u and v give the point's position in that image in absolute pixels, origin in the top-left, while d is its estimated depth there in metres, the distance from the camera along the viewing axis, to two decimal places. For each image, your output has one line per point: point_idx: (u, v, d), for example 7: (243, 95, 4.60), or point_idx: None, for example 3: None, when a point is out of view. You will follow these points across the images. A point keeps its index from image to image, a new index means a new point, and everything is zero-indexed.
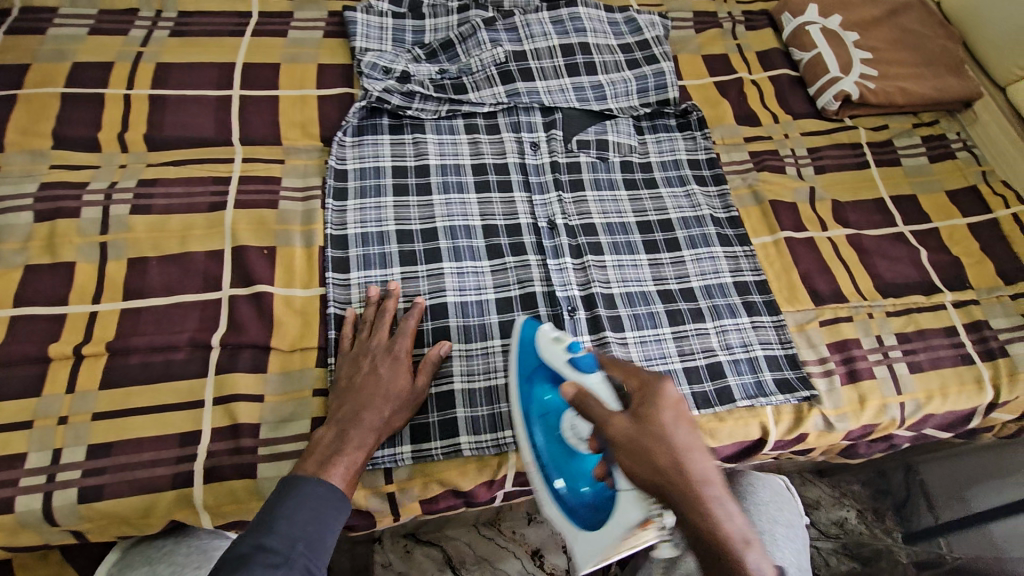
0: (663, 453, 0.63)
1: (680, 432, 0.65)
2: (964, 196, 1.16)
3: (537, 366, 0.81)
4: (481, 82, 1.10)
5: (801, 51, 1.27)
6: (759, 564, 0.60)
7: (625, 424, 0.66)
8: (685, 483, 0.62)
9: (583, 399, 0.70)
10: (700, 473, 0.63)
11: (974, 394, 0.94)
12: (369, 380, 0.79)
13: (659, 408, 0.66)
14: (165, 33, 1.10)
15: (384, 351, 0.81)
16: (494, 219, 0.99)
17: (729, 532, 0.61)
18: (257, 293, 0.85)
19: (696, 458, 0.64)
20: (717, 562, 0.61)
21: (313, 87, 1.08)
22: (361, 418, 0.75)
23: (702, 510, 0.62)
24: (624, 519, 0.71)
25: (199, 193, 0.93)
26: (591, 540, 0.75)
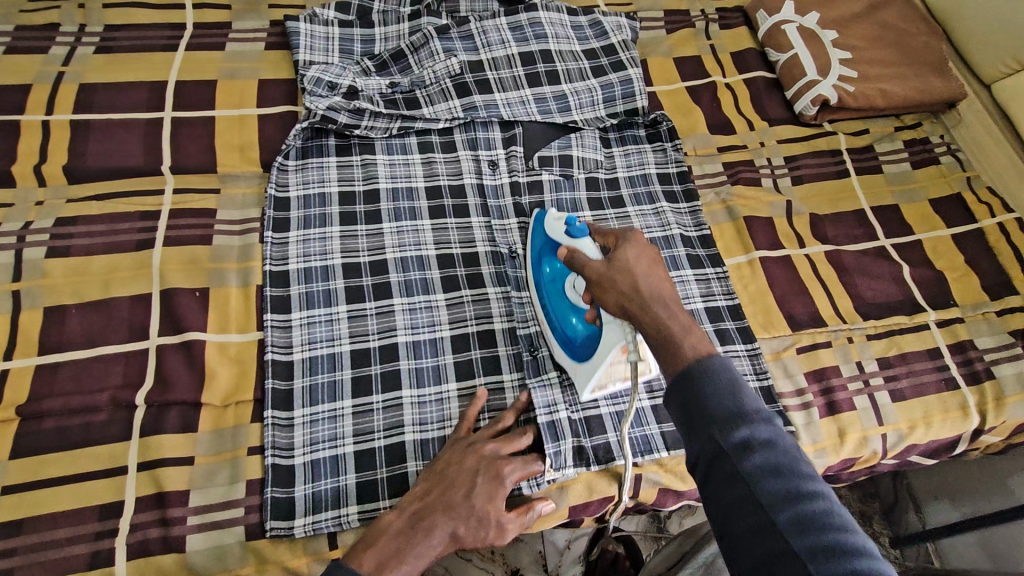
0: (624, 279, 0.65)
1: (640, 265, 0.66)
2: (948, 204, 1.10)
3: (544, 243, 0.85)
4: (435, 96, 1.03)
5: (776, 52, 1.20)
6: (699, 349, 0.57)
7: (594, 267, 0.68)
8: (640, 299, 0.63)
9: (571, 256, 0.71)
10: (655, 291, 0.63)
11: (959, 421, 0.89)
12: (465, 487, 0.69)
13: (627, 249, 0.68)
14: (90, 49, 1.01)
15: (495, 462, 0.71)
16: (449, 247, 0.93)
17: (676, 325, 0.60)
18: (187, 342, 0.78)
19: (656, 282, 0.64)
20: (660, 353, 0.60)
21: (252, 105, 1.00)
22: (436, 524, 0.66)
23: (654, 315, 0.62)
24: (604, 348, 0.71)
25: (124, 230, 0.86)
26: (582, 374, 0.76)
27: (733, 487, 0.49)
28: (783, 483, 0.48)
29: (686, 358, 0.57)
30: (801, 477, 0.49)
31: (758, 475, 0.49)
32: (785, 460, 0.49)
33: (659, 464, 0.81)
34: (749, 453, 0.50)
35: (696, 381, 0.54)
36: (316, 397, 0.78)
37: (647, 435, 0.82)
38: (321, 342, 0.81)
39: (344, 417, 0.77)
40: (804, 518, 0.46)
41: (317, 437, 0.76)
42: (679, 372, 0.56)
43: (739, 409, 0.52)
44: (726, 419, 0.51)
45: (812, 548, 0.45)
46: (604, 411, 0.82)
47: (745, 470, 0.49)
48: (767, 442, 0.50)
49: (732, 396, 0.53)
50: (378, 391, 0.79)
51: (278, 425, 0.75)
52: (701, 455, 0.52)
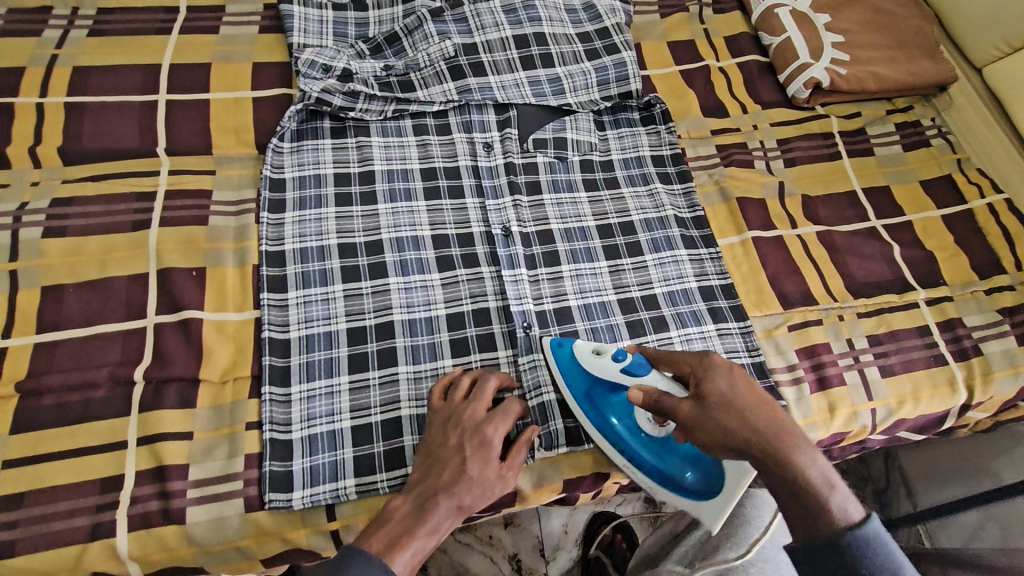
0: (728, 415, 0.64)
1: (742, 398, 0.64)
2: (939, 185, 1.11)
3: (585, 382, 0.79)
4: (429, 79, 1.03)
5: (769, 35, 1.21)
6: (846, 507, 0.59)
7: (689, 409, 0.66)
8: (766, 440, 0.62)
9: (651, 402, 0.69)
10: (771, 422, 0.63)
11: (947, 396, 0.91)
12: (459, 461, 0.68)
13: (720, 379, 0.66)
14: (83, 33, 1.01)
15: (478, 426, 0.70)
16: (444, 228, 0.93)
17: (819, 477, 0.60)
18: (184, 320, 0.79)
19: (768, 415, 0.63)
20: (800, 509, 0.60)
21: (247, 88, 1.00)
22: (438, 503, 0.66)
23: (794, 464, 0.60)
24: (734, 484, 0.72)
25: (120, 211, 0.86)
26: (710, 509, 0.74)
27: None
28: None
29: (837, 524, 0.58)
30: None
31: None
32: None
33: None
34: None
35: (853, 554, 0.56)
36: (313, 373, 0.79)
37: None
38: (318, 321, 0.82)
39: (341, 393, 0.78)
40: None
41: (315, 412, 0.77)
42: (831, 541, 0.58)
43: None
44: None
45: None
46: None
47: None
48: None
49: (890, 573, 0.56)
50: (375, 367, 0.80)
51: (276, 401, 0.76)
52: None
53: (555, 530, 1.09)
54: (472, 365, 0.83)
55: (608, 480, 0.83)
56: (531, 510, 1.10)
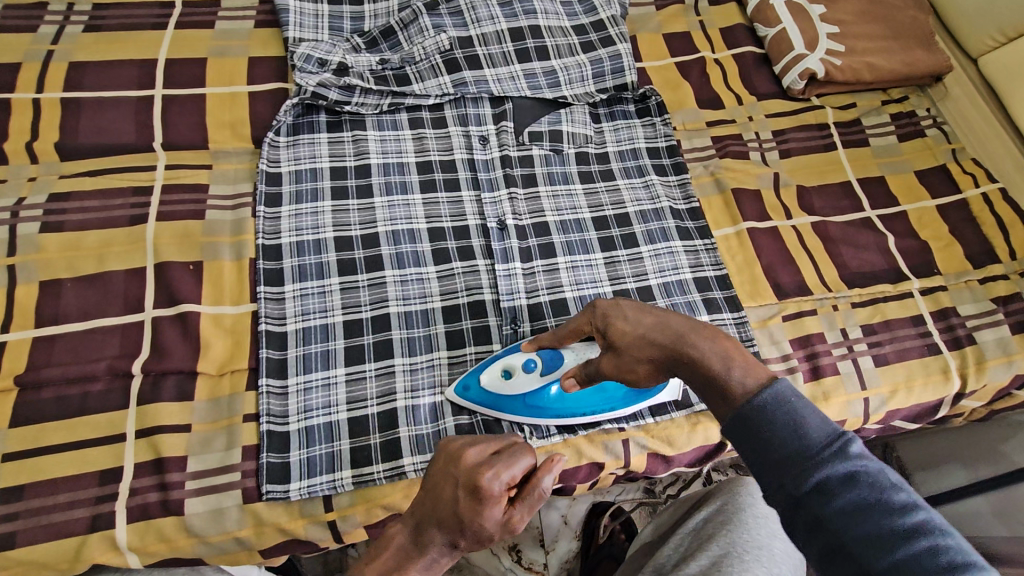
0: (636, 346, 0.61)
1: (642, 326, 0.61)
2: (934, 176, 1.11)
3: (520, 402, 0.79)
4: (425, 72, 1.04)
5: (765, 27, 1.21)
6: (748, 379, 0.51)
7: (610, 361, 0.66)
8: (670, 349, 0.57)
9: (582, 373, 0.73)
10: (665, 334, 0.58)
11: (940, 385, 0.91)
12: (451, 506, 0.55)
13: (618, 318, 0.64)
14: (79, 28, 1.01)
15: (475, 471, 0.55)
16: (440, 221, 0.94)
17: (718, 358, 0.53)
18: (182, 313, 0.79)
19: (664, 326, 0.59)
20: (709, 398, 0.53)
21: (243, 83, 1.00)
22: (432, 539, 0.56)
23: (694, 360, 0.55)
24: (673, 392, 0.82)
25: (117, 206, 0.86)
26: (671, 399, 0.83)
27: (819, 539, 0.43)
28: (876, 523, 0.42)
29: (735, 398, 0.50)
30: (893, 514, 0.42)
31: (844, 518, 0.43)
32: (870, 496, 0.43)
33: (645, 429, 0.83)
34: (828, 496, 0.43)
35: (752, 423, 0.48)
36: (310, 365, 0.79)
37: None
38: (314, 314, 0.83)
39: (338, 384, 0.79)
40: (904, 562, 0.41)
41: (312, 404, 0.77)
42: (732, 418, 0.49)
43: (808, 447, 0.45)
44: (799, 462, 0.45)
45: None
46: None
47: (830, 516, 0.43)
48: (848, 478, 0.44)
49: (795, 432, 0.46)
50: (371, 360, 0.81)
51: (273, 393, 0.77)
52: (775, 502, 0.46)
53: (556, 521, 1.10)
54: (467, 356, 0.84)
55: (604, 468, 0.83)
56: (531, 501, 1.11)
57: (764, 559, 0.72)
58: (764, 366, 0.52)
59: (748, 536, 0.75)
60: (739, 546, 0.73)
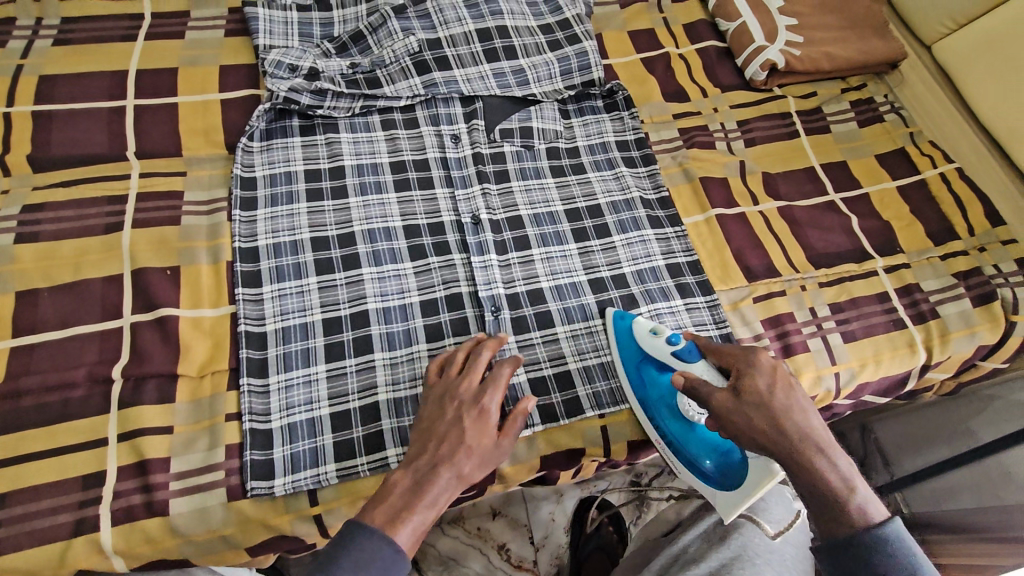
0: (760, 414, 0.68)
1: (777, 400, 0.68)
2: (893, 158, 1.15)
3: (637, 356, 0.85)
4: (396, 75, 1.06)
5: (726, 21, 1.25)
6: (868, 510, 0.62)
7: (722, 397, 0.71)
8: (791, 443, 0.66)
9: (693, 385, 0.73)
10: (800, 426, 0.66)
11: (906, 357, 0.95)
12: (456, 430, 0.69)
13: (758, 379, 0.70)
14: (48, 42, 1.02)
15: (475, 396, 0.71)
16: (415, 218, 0.95)
17: (839, 481, 0.64)
18: (160, 318, 0.80)
19: (797, 418, 0.67)
20: (826, 513, 0.63)
21: (215, 91, 1.02)
22: (439, 473, 0.67)
23: (810, 465, 0.65)
24: (756, 479, 0.74)
25: (92, 215, 0.87)
26: (727, 500, 0.79)
27: None
28: None
29: (854, 523, 0.61)
30: None
31: None
32: None
33: (623, 414, 0.86)
34: None
35: (871, 557, 0.59)
36: (290, 363, 0.80)
37: (613, 388, 0.87)
38: (293, 313, 0.84)
39: (319, 381, 0.80)
40: None
41: (293, 402, 0.78)
42: (846, 540, 0.61)
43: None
44: None
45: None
46: (564, 346, 0.89)
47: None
48: None
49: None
50: (351, 356, 0.82)
51: (254, 392, 0.78)
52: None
53: (545, 517, 1.11)
54: (446, 348, 0.85)
55: (586, 456, 0.85)
56: (518, 499, 1.12)
57: (773, 561, 0.77)
58: (878, 505, 0.63)
59: (760, 540, 0.80)
60: (752, 550, 0.78)
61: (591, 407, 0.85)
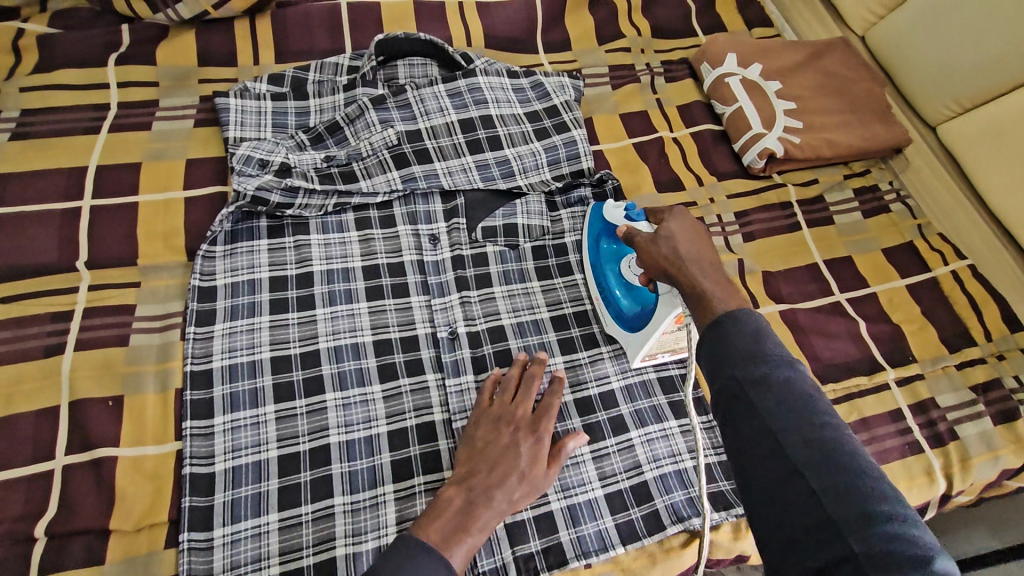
0: (664, 243, 0.72)
1: (679, 234, 0.73)
2: (901, 253, 1.09)
3: (602, 226, 0.94)
4: (372, 168, 0.99)
5: (721, 104, 1.20)
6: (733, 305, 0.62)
7: (643, 235, 0.74)
8: (681, 262, 0.69)
9: (630, 233, 0.76)
10: (695, 253, 0.70)
11: (925, 487, 0.86)
12: (513, 454, 0.73)
13: (671, 222, 0.74)
14: (5, 136, 0.96)
15: (531, 424, 0.76)
16: (387, 331, 0.88)
17: (714, 286, 0.66)
18: (97, 460, 0.73)
19: (694, 250, 0.71)
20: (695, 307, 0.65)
21: (179, 188, 0.96)
22: (492, 496, 0.69)
23: (689, 275, 0.68)
24: (662, 312, 0.81)
25: (32, 336, 0.80)
26: (634, 343, 0.86)
27: (747, 420, 0.52)
28: (796, 418, 0.51)
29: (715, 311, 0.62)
30: (816, 412, 0.51)
31: (773, 408, 0.52)
32: (800, 395, 0.52)
33: (614, 561, 0.78)
34: (766, 388, 0.53)
35: (720, 325, 0.58)
36: (239, 513, 0.72)
37: (601, 530, 0.78)
38: (246, 449, 0.76)
39: (270, 533, 0.72)
40: (816, 448, 0.49)
41: (240, 559, 0.70)
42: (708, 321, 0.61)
43: (760, 350, 0.55)
44: (749, 358, 0.55)
45: (824, 468, 0.48)
46: None
47: (763, 402, 0.52)
48: (784, 379, 0.53)
49: (756, 336, 0.56)
50: (307, 501, 0.74)
51: (196, 549, 0.70)
52: (721, 391, 0.55)
53: None
54: (415, 490, 0.77)
55: None
56: None
57: None
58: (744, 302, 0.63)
59: None
60: None
61: (576, 555, 0.77)
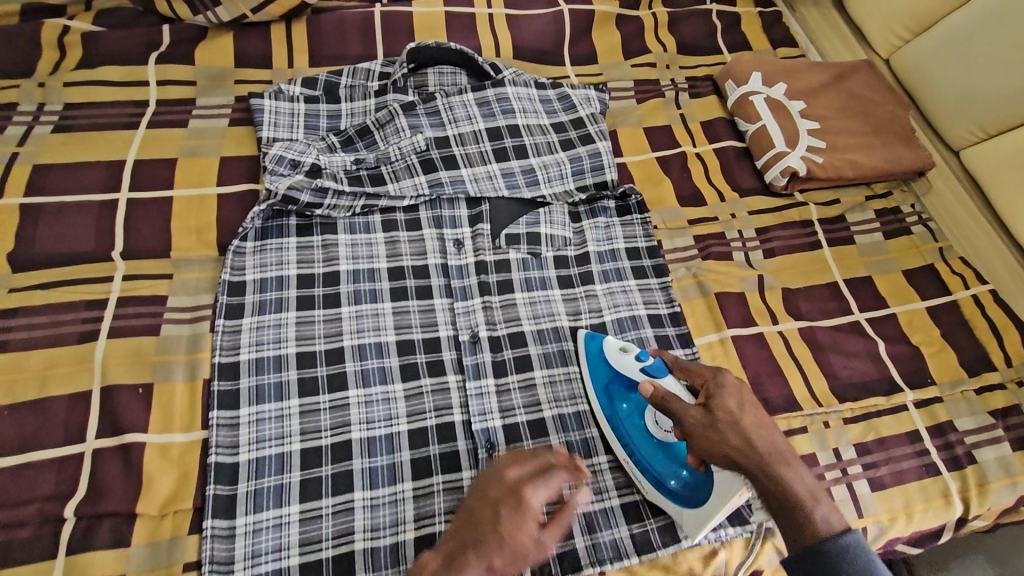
0: (731, 429, 0.70)
1: (745, 417, 0.70)
2: (922, 275, 1.09)
3: (609, 374, 0.85)
4: (400, 172, 1.01)
5: (745, 122, 1.21)
6: (830, 516, 0.65)
7: (697, 415, 0.72)
8: (758, 457, 0.68)
9: (663, 396, 0.75)
10: (768, 442, 0.69)
11: (941, 510, 0.86)
12: (496, 521, 0.63)
13: (725, 396, 0.72)
14: (48, 128, 1.00)
15: (522, 484, 0.66)
16: (410, 332, 0.89)
17: (803, 490, 0.66)
18: (125, 445, 0.75)
19: (764, 434, 0.70)
20: (788, 520, 0.66)
21: (213, 184, 0.98)
22: (467, 562, 0.61)
23: (775, 477, 0.67)
24: (725, 490, 0.73)
25: (67, 321, 0.82)
26: (694, 520, 0.75)
27: None
28: None
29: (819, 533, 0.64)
30: None
31: None
32: None
33: (629, 570, 0.78)
34: None
35: (831, 563, 0.61)
36: (261, 503, 0.74)
37: (615, 539, 0.79)
38: (270, 441, 0.77)
39: (290, 524, 0.73)
40: None
41: (260, 549, 0.71)
42: (814, 550, 0.63)
43: None
44: None
45: None
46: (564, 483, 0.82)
47: None
48: None
49: None
50: (328, 494, 0.75)
51: (218, 536, 0.71)
52: None
53: None
54: (434, 488, 0.78)
55: None
56: None
57: None
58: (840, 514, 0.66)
59: None
60: None
61: (590, 562, 0.77)
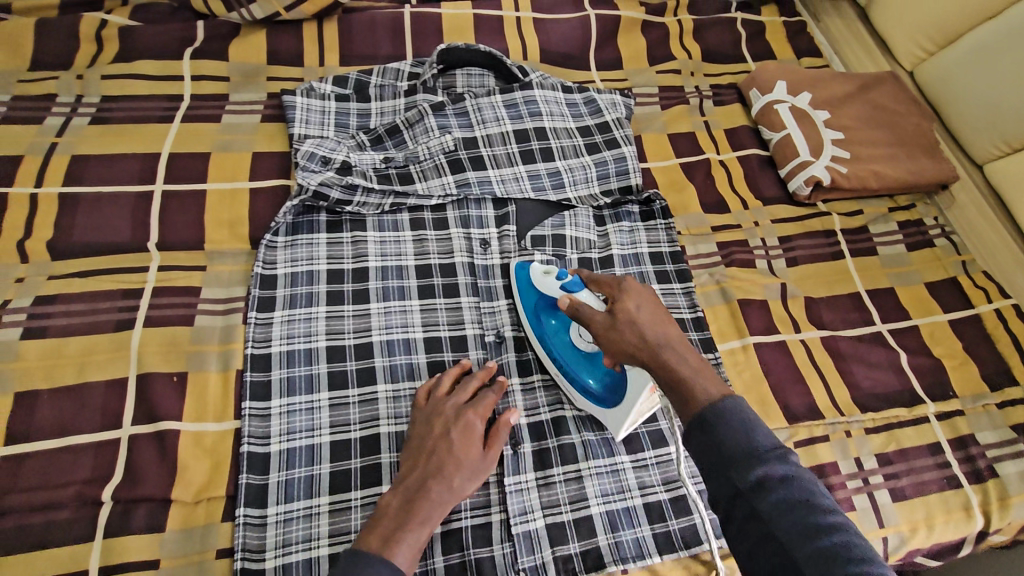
0: (625, 324, 0.69)
1: (645, 314, 0.69)
2: (944, 288, 1.09)
3: (536, 297, 0.88)
4: (428, 172, 1.03)
5: (770, 130, 1.21)
6: (713, 389, 0.61)
7: (599, 319, 0.72)
8: (653, 349, 0.66)
9: (576, 307, 0.74)
10: (660, 333, 0.68)
11: (962, 522, 0.86)
12: (445, 446, 0.72)
13: (626, 299, 0.72)
14: (85, 120, 1.02)
15: (460, 412, 0.75)
16: (437, 329, 0.90)
17: (689, 370, 0.64)
18: (160, 432, 0.76)
19: (659, 327, 0.68)
20: (674, 399, 0.63)
21: (245, 179, 1.00)
22: (430, 487, 0.69)
23: (662, 361, 0.65)
24: (637, 384, 0.78)
25: (104, 310, 0.84)
26: (616, 417, 0.81)
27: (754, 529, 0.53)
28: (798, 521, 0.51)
29: (696, 402, 0.61)
30: (818, 513, 0.51)
31: (776, 513, 0.52)
32: (800, 497, 0.52)
33: (651, 570, 0.79)
34: (766, 492, 0.53)
35: (710, 426, 0.58)
36: (292, 493, 0.75)
37: (638, 539, 0.80)
38: (300, 433, 0.79)
39: (320, 515, 0.74)
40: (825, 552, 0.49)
41: (291, 538, 0.73)
42: (692, 417, 0.60)
43: (754, 450, 0.55)
44: (743, 460, 0.55)
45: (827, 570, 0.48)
46: (587, 483, 0.83)
47: (766, 507, 0.52)
48: (784, 479, 0.53)
49: (745, 434, 0.56)
50: (357, 487, 0.77)
51: (251, 525, 0.72)
52: (720, 495, 0.56)
53: None
54: None
55: None
56: None
57: None
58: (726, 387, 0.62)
59: None
60: None
61: (613, 560, 0.78)
